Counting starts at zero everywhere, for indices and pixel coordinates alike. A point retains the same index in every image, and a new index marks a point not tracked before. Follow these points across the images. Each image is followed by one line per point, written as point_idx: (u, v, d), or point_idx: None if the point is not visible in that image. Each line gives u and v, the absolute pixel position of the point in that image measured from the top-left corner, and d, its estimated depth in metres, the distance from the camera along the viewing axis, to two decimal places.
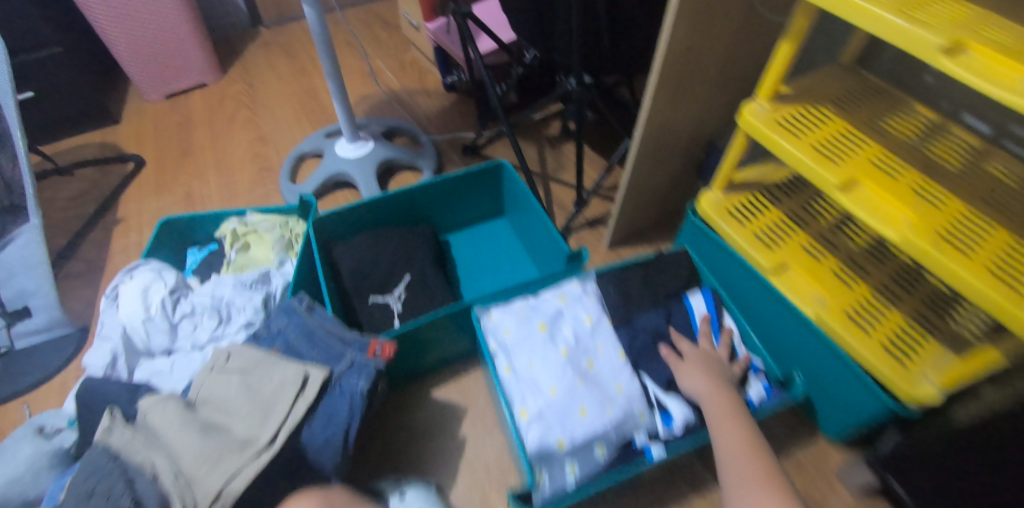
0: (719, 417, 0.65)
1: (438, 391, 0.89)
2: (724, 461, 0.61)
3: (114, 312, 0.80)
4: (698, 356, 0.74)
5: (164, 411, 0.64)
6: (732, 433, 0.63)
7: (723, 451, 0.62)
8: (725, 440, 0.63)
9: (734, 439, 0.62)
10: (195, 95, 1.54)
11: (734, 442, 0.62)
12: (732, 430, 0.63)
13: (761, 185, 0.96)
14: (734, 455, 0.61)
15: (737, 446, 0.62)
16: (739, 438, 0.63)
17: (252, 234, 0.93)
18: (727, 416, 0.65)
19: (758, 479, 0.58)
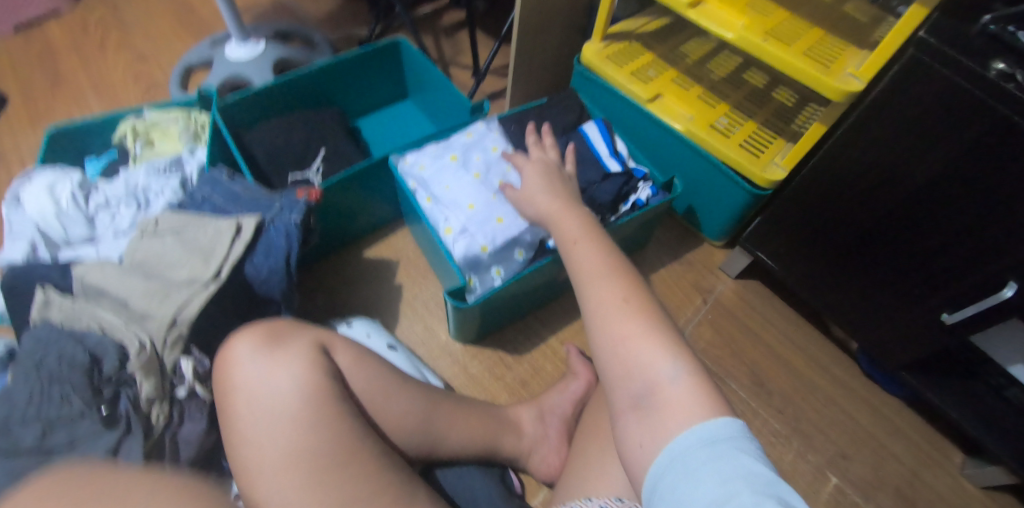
0: (569, 243, 0.67)
1: (370, 252, 0.96)
2: (585, 281, 0.62)
3: (22, 212, 0.80)
4: (537, 171, 0.77)
5: (102, 270, 0.67)
6: (586, 253, 0.64)
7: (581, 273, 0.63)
8: (580, 262, 0.64)
9: (591, 261, 0.64)
10: (51, 22, 1.41)
11: (590, 264, 0.63)
12: (586, 252, 0.65)
13: (636, 35, 1.08)
14: (594, 274, 0.62)
15: (592, 265, 0.63)
16: (594, 257, 0.64)
17: (155, 131, 0.93)
18: (576, 243, 0.66)
19: (615, 297, 0.59)
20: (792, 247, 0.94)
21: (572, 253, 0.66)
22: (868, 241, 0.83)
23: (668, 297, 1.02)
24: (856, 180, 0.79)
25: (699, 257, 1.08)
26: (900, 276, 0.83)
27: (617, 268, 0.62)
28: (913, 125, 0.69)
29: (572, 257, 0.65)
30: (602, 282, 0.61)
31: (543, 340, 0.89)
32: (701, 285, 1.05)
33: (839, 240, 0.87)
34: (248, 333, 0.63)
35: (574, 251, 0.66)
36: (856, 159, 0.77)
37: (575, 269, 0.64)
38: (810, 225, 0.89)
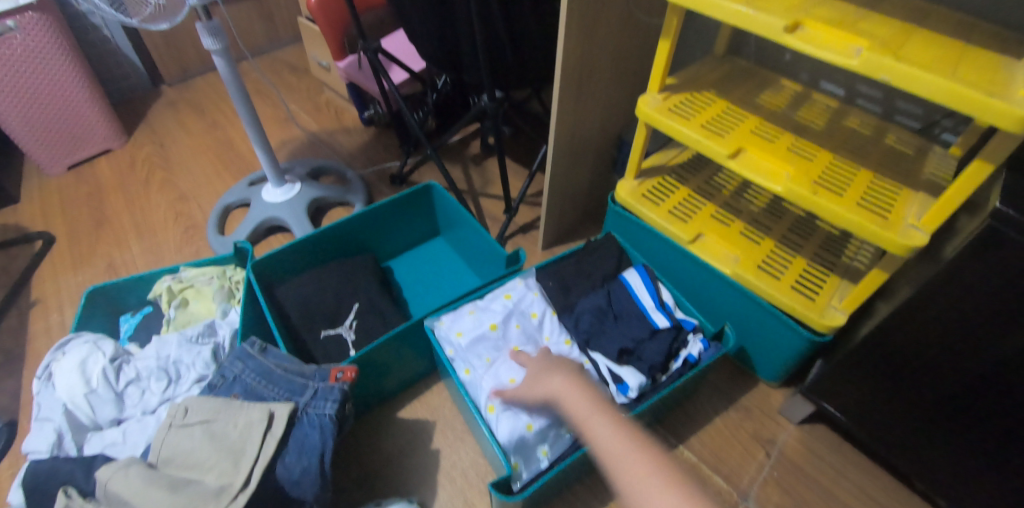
0: (583, 418, 0.62)
1: (405, 411, 0.91)
2: (608, 458, 0.58)
3: (51, 391, 0.76)
4: (536, 363, 0.77)
5: (126, 477, 0.62)
6: (603, 430, 0.60)
7: (603, 450, 0.59)
8: (594, 435, 0.60)
9: (605, 436, 0.60)
10: (101, 162, 1.47)
11: (608, 440, 0.59)
12: (598, 427, 0.61)
13: (669, 167, 1.06)
14: (614, 448, 0.58)
15: (610, 437, 0.59)
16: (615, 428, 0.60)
17: (190, 290, 0.92)
18: (591, 417, 0.62)
19: (643, 468, 0.55)
20: (862, 404, 0.84)
21: (588, 431, 0.61)
22: (954, 413, 0.73)
23: (727, 450, 0.94)
24: (922, 358, 0.72)
25: (753, 401, 1.00)
26: (991, 453, 0.73)
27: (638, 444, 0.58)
28: (989, 307, 0.62)
29: (586, 431, 0.62)
30: (627, 453, 0.57)
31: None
32: (761, 433, 0.96)
33: (917, 407, 0.77)
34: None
35: (580, 424, 0.63)
36: (924, 330, 0.69)
37: (593, 445, 0.60)
38: (887, 390, 0.79)
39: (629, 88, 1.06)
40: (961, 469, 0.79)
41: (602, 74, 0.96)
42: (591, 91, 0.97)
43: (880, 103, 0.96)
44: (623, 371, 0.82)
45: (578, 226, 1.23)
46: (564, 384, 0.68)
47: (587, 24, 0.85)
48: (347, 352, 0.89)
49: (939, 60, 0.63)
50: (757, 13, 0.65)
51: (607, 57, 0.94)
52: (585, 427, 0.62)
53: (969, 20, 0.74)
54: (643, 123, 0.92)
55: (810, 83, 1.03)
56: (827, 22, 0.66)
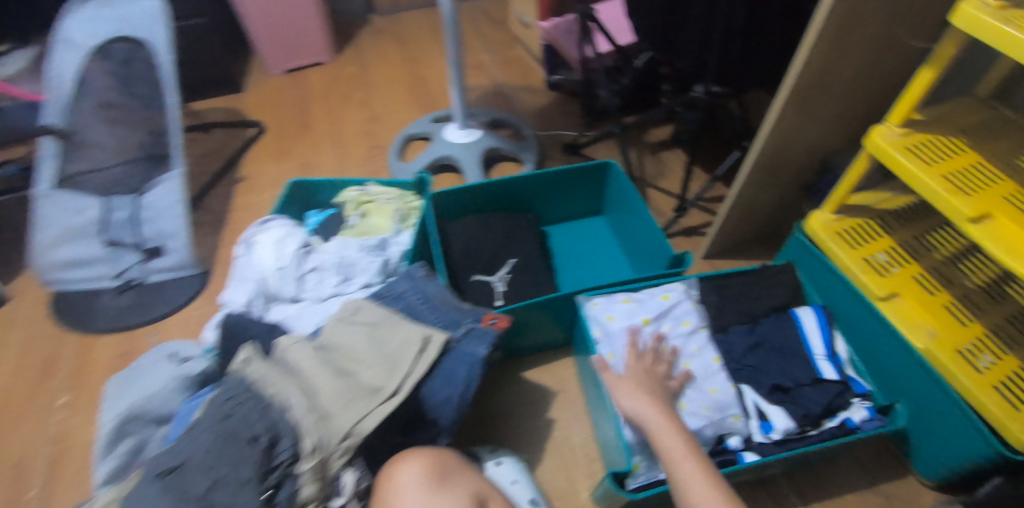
0: (675, 454, 0.61)
1: (531, 373, 0.93)
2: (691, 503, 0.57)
3: (251, 257, 0.87)
4: (640, 371, 0.72)
5: (300, 351, 0.70)
6: (694, 473, 0.59)
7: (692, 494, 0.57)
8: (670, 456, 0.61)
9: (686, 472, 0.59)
10: (312, 71, 1.64)
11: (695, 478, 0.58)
12: (688, 466, 0.59)
13: (874, 212, 0.94)
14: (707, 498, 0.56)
15: (705, 487, 0.57)
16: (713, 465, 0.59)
17: (372, 203, 0.99)
18: (681, 455, 0.61)
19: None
20: None
21: (678, 468, 0.60)
22: None
23: None
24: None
25: (901, 489, 0.88)
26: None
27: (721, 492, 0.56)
28: None
29: (666, 457, 0.61)
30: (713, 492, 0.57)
31: None
32: None
33: None
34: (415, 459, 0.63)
35: (666, 446, 0.62)
36: None
37: (680, 491, 0.58)
38: None
39: (855, 112, 0.95)
40: None
41: (834, 88, 0.87)
42: (816, 103, 0.88)
43: None
44: (771, 409, 0.77)
45: (745, 245, 1.15)
46: (661, 410, 0.66)
47: (841, 31, 0.76)
48: (494, 301, 0.92)
49: None
50: None
51: (847, 71, 0.84)
52: (672, 464, 0.60)
53: None
54: (867, 154, 0.83)
55: None
56: None
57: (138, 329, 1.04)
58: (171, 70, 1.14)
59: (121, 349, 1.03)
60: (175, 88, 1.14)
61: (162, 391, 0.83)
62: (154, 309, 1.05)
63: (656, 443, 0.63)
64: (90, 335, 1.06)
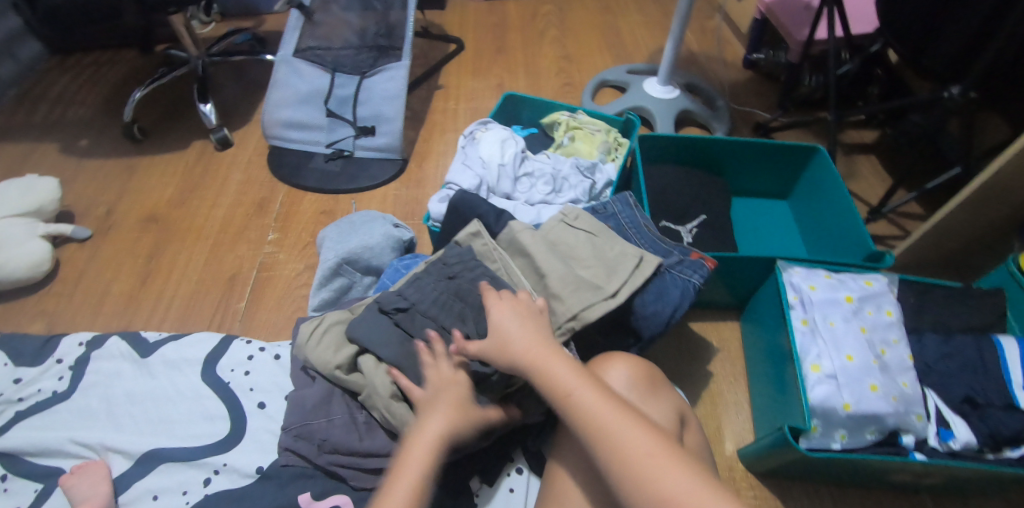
0: (601, 431, 0.52)
1: (695, 326, 0.95)
2: (602, 447, 0.51)
3: (474, 150, 0.95)
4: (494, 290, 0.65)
5: (530, 236, 0.77)
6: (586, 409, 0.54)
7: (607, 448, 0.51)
8: (581, 403, 0.54)
9: (635, 447, 0.50)
10: (509, 2, 1.69)
11: (627, 438, 0.51)
12: (630, 440, 0.51)
13: None
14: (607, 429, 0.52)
15: (608, 424, 0.52)
16: (593, 406, 0.53)
17: (580, 130, 1.03)
18: (606, 427, 0.52)
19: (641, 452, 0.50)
20: None
21: (610, 450, 0.51)
22: None
23: None
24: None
25: None
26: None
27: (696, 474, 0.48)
28: None
29: (576, 420, 0.54)
30: (675, 473, 0.48)
31: None
32: None
33: None
34: (630, 362, 0.66)
35: (581, 418, 0.53)
36: None
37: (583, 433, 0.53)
38: None
39: None
40: None
41: None
42: None
43: None
44: (953, 418, 0.76)
45: (930, 267, 1.10)
46: (526, 324, 0.61)
47: None
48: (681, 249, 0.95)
49: None
50: None
51: None
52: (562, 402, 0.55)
53: None
54: None
55: None
56: None
57: (340, 195, 1.16)
58: None
59: (324, 207, 1.15)
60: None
61: (377, 246, 0.93)
62: (356, 181, 1.16)
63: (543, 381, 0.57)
64: (299, 190, 1.19)
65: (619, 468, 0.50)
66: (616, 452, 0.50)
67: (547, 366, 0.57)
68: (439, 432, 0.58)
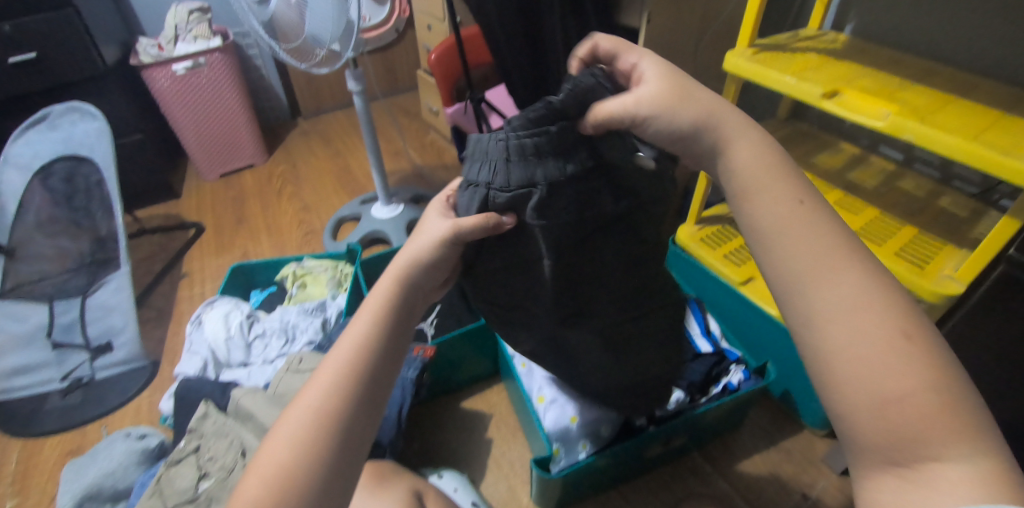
0: (818, 264, 0.41)
1: (466, 403, 1.03)
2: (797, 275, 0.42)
3: (201, 332, 0.98)
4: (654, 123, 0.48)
5: (254, 397, 0.82)
6: (766, 210, 0.44)
7: (802, 263, 0.42)
8: (766, 216, 0.44)
9: (847, 301, 0.40)
10: (245, 174, 1.79)
11: (861, 287, 0.40)
12: (855, 296, 0.40)
13: (728, 219, 1.13)
14: (798, 245, 0.42)
15: (810, 241, 0.42)
16: (767, 213, 0.44)
17: (309, 276, 1.11)
18: (830, 262, 0.41)
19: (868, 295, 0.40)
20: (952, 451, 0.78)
21: (810, 294, 0.41)
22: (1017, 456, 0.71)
23: (761, 491, 0.93)
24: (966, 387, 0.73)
25: (795, 444, 0.99)
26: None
27: (931, 360, 0.38)
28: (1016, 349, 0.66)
29: (748, 225, 0.46)
30: (902, 348, 0.38)
31: None
32: (800, 476, 0.94)
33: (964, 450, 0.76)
34: (357, 471, 0.73)
35: (790, 249, 0.42)
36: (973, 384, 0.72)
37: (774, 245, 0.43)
38: None
39: None
40: None
41: None
42: None
43: (940, 168, 0.97)
44: None
45: None
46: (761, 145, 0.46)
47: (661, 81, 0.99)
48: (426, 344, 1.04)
49: (961, 125, 0.69)
50: (797, 81, 0.80)
51: None
52: (747, 195, 0.45)
53: (1017, 92, 0.79)
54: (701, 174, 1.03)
55: (869, 146, 1.07)
56: (863, 92, 0.78)
57: (85, 426, 1.08)
58: (111, 158, 1.16)
59: (69, 447, 1.06)
60: (116, 178, 1.16)
61: (121, 467, 0.88)
62: (102, 404, 1.10)
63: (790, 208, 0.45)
64: (35, 438, 1.08)
65: (803, 284, 0.42)
66: (828, 292, 0.41)
67: (762, 209, 0.44)
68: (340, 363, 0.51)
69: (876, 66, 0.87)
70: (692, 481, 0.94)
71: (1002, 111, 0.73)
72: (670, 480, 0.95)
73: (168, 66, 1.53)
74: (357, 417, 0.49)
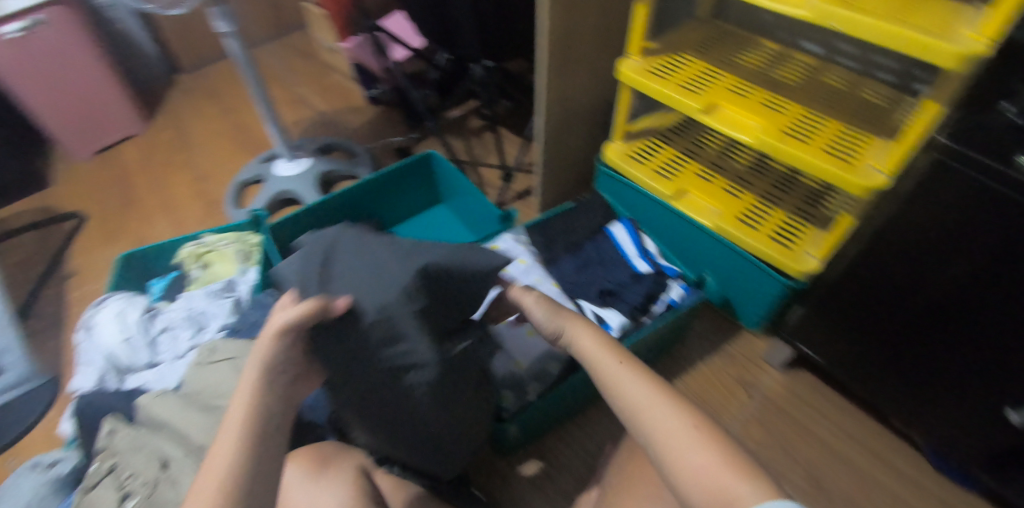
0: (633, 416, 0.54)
1: None
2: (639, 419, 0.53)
3: (92, 339, 0.86)
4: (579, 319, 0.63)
5: (165, 403, 0.74)
6: (635, 386, 0.55)
7: (632, 411, 0.54)
8: (627, 395, 0.55)
9: (662, 416, 0.52)
10: (125, 147, 1.57)
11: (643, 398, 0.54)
12: (670, 439, 0.50)
13: (656, 132, 1.08)
14: (640, 399, 0.54)
15: (642, 395, 0.54)
16: (628, 387, 0.55)
17: (212, 253, 1.01)
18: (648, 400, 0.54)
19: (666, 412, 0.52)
20: (870, 338, 0.80)
21: (645, 427, 0.52)
22: (916, 341, 0.74)
23: (708, 396, 0.95)
24: (881, 286, 0.73)
25: (737, 348, 1.02)
26: (935, 390, 0.76)
27: (736, 468, 0.47)
28: (930, 240, 0.65)
29: (623, 407, 0.55)
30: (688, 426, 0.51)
31: (584, 444, 0.90)
32: (744, 378, 0.97)
33: (884, 334, 0.78)
34: (296, 456, 0.69)
35: (624, 395, 0.55)
36: (878, 273, 0.72)
37: (624, 404, 0.55)
38: (859, 311, 0.79)
39: (614, 55, 1.12)
40: (920, 408, 0.80)
41: (586, 35, 1.01)
42: (575, 57, 1.02)
43: (858, 59, 0.95)
44: (607, 313, 0.89)
45: (571, 191, 1.30)
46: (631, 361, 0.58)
47: None
48: None
49: (888, 9, 0.65)
50: None
51: (590, 13, 0.98)
52: (613, 389, 0.56)
53: None
54: (625, 86, 0.94)
55: (789, 41, 1.02)
56: None
57: None
58: None
59: None
60: None
61: (35, 502, 0.79)
62: (7, 433, 0.97)
63: (625, 398, 0.55)
64: None
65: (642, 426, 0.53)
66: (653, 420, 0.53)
67: (626, 391, 0.55)
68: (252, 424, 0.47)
69: None
70: None
71: None
72: None
73: None
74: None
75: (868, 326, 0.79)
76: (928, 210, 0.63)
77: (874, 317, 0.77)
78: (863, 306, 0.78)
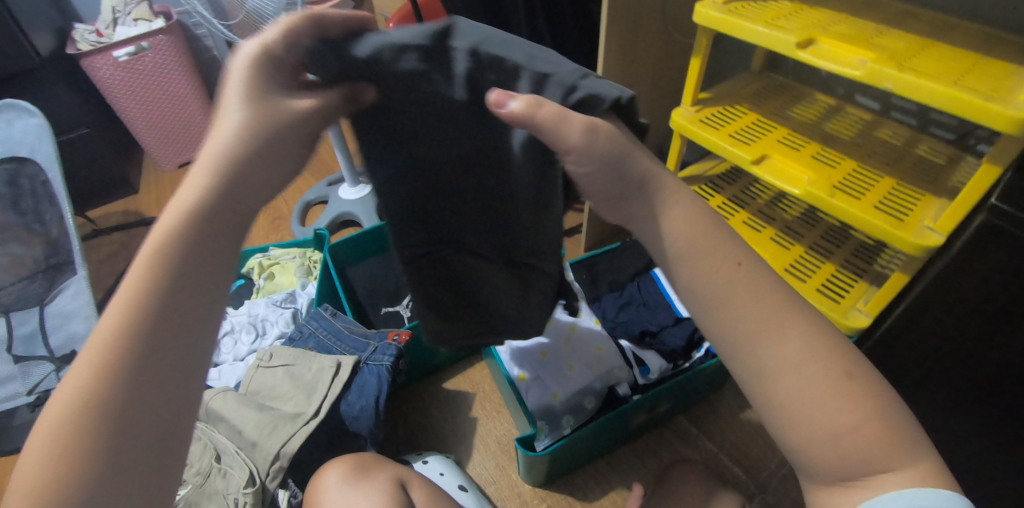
0: (764, 379, 0.46)
1: (449, 383, 1.03)
2: (778, 383, 0.45)
3: None
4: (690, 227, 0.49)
5: (224, 399, 0.78)
6: (780, 344, 0.45)
7: (776, 368, 0.45)
8: (774, 357, 0.45)
9: (808, 373, 0.45)
10: None
11: (789, 362, 0.45)
12: (795, 372, 0.45)
13: (706, 178, 1.10)
14: (789, 361, 0.45)
15: (793, 356, 0.45)
16: (765, 347, 0.46)
17: (276, 265, 1.08)
18: (776, 321, 0.46)
19: (825, 371, 0.45)
20: (928, 403, 0.77)
21: (764, 350, 0.46)
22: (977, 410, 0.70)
23: (745, 447, 0.93)
24: (931, 349, 0.72)
25: None
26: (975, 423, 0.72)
27: (872, 405, 0.44)
28: (985, 304, 0.63)
29: (762, 367, 0.46)
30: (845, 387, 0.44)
31: (615, 483, 0.90)
32: None
33: (941, 398, 0.74)
34: (337, 462, 0.71)
35: (763, 354, 0.46)
36: (933, 335, 0.70)
37: (769, 363, 0.45)
38: (916, 373, 0.76)
39: (668, 102, 1.15)
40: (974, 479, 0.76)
41: (642, 82, 1.05)
42: None
43: (916, 115, 0.95)
44: (646, 355, 0.90)
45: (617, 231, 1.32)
46: (765, 295, 0.47)
47: (628, 33, 0.95)
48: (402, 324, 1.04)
49: (943, 71, 0.66)
50: (772, 30, 0.75)
51: (647, 61, 1.02)
52: (755, 343, 0.46)
53: (996, 32, 0.76)
54: (676, 132, 0.97)
55: (846, 97, 1.03)
56: (842, 40, 0.74)
57: None
58: (53, 154, 1.07)
59: None
60: (60, 174, 1.07)
61: None
62: None
63: (763, 357, 0.46)
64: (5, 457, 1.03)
65: (773, 394, 0.45)
66: (788, 389, 0.45)
67: (767, 350, 0.45)
68: (127, 349, 0.38)
69: (852, 12, 0.83)
70: (679, 445, 0.94)
71: (983, 54, 0.70)
72: (656, 445, 0.94)
73: (109, 52, 1.43)
74: (163, 339, 0.39)
75: (924, 390, 0.76)
76: (983, 275, 0.62)
77: (932, 381, 0.74)
78: (918, 369, 0.75)
